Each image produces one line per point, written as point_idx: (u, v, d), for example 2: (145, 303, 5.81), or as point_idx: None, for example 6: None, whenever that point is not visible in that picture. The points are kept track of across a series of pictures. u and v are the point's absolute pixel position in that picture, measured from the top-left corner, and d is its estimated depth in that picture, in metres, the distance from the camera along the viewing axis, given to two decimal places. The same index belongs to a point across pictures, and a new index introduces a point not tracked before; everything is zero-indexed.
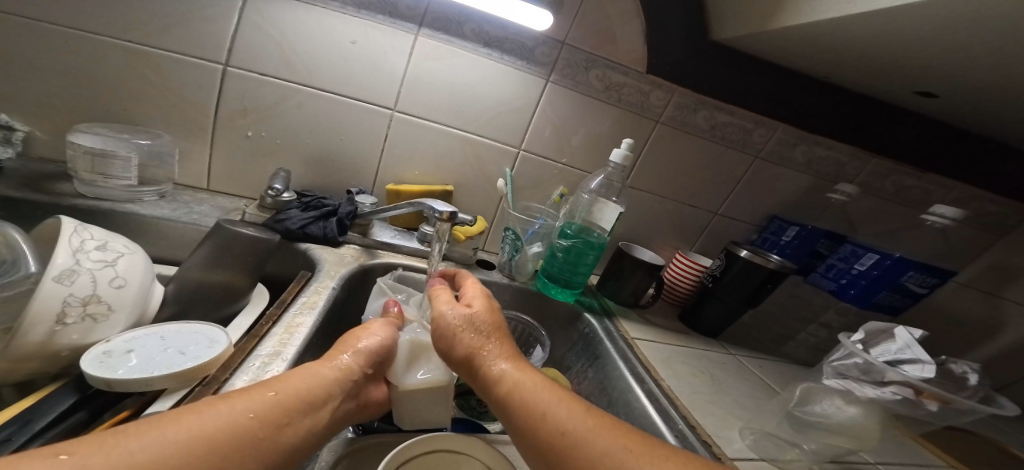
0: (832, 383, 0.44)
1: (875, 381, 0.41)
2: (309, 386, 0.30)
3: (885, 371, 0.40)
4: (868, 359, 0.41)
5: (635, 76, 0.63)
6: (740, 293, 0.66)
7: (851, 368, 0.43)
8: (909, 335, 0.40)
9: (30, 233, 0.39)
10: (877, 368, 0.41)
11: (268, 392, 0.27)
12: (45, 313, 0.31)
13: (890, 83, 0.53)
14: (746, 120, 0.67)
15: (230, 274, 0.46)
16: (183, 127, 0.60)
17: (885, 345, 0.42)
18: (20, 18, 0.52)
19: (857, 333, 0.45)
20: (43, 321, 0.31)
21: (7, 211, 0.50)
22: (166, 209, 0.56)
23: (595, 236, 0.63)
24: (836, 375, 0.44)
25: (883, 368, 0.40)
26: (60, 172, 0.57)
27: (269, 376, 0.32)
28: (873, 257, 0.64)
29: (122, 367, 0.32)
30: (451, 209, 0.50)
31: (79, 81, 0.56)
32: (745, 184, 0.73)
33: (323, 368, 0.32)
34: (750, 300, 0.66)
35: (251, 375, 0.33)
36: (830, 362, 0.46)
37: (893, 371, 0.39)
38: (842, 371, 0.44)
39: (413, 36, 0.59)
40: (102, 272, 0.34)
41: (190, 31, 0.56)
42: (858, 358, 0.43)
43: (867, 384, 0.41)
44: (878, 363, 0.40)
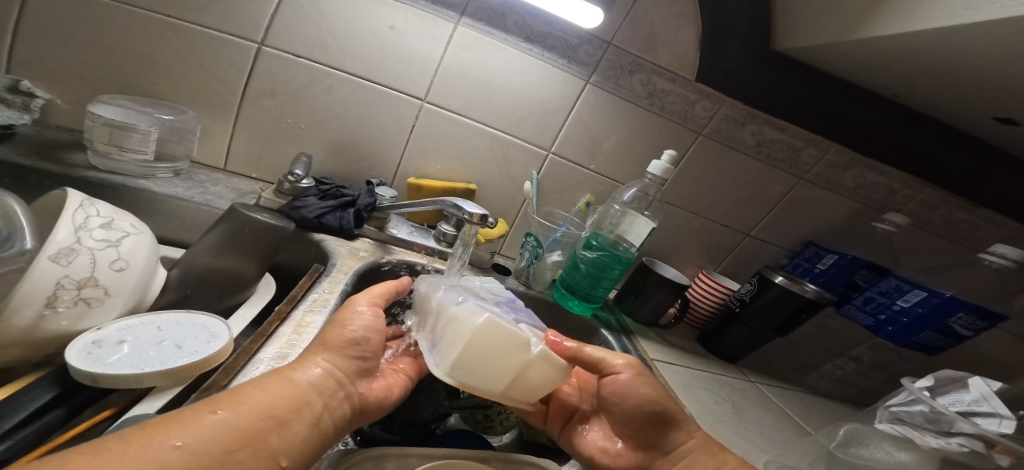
0: (888, 428, 0.41)
1: (942, 432, 0.37)
2: (273, 399, 0.26)
3: (955, 420, 0.35)
4: (936, 406, 0.37)
5: (682, 83, 0.59)
6: (772, 320, 0.62)
7: (915, 415, 0.39)
8: (987, 387, 0.36)
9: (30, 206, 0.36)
10: (946, 417, 0.36)
11: (212, 414, 0.23)
12: (35, 295, 0.28)
13: (965, 105, 0.48)
14: (796, 138, 0.63)
15: (240, 261, 0.43)
16: (205, 104, 0.58)
17: (959, 395, 0.38)
18: None
19: (925, 380, 0.42)
20: (32, 304, 0.28)
21: (17, 179, 0.48)
22: (179, 187, 0.54)
23: (622, 250, 0.60)
24: (894, 420, 0.41)
25: (951, 417, 0.36)
26: (75, 142, 0.55)
27: None
28: (919, 294, 0.59)
29: (113, 360, 0.29)
30: (484, 212, 0.46)
31: (104, 49, 0.54)
32: (783, 206, 0.68)
33: (287, 376, 0.28)
34: (780, 328, 0.62)
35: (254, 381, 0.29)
36: (889, 406, 0.42)
37: (964, 421, 0.35)
38: (903, 418, 0.40)
39: (453, 25, 0.56)
40: (103, 253, 0.32)
41: (226, 6, 0.54)
42: (925, 405, 0.38)
43: (931, 433, 0.37)
44: (947, 411, 0.36)
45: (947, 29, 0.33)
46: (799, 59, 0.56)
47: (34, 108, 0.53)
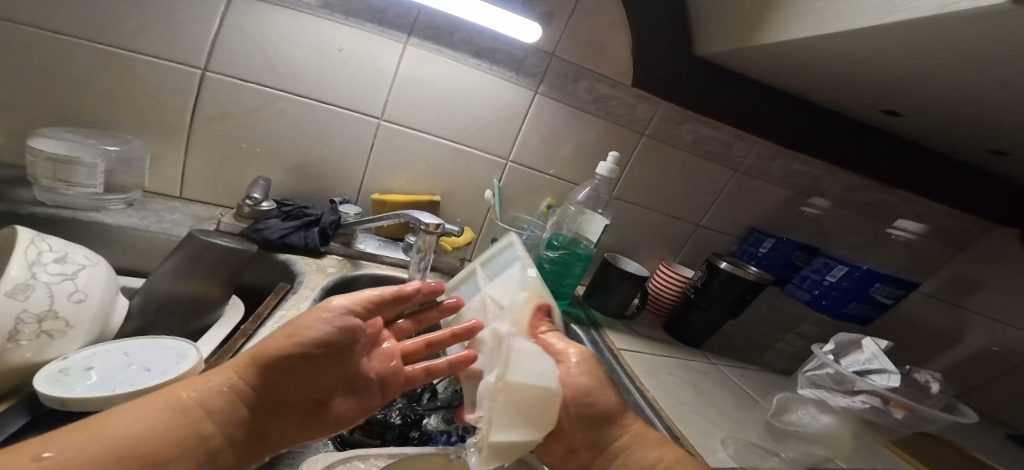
0: (807, 392, 0.46)
1: (846, 391, 0.44)
2: (144, 430, 0.25)
3: (856, 381, 0.42)
4: (840, 369, 0.44)
5: (622, 89, 0.64)
6: (722, 302, 0.67)
7: (826, 379, 0.45)
8: (875, 347, 0.44)
9: None
10: (848, 378, 0.43)
11: (40, 455, 0.22)
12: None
13: (859, 101, 0.55)
14: (728, 134, 0.69)
15: (202, 284, 0.44)
16: (157, 132, 0.58)
17: (855, 355, 0.45)
18: None
19: (828, 344, 0.48)
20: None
21: None
22: (135, 217, 0.53)
23: (582, 247, 0.65)
24: (812, 385, 0.47)
25: (854, 378, 0.43)
26: (17, 177, 0.53)
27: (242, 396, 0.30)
28: (843, 268, 0.68)
29: (84, 386, 0.29)
30: (439, 221, 0.51)
31: (42, 80, 0.53)
32: (725, 197, 0.75)
33: (175, 397, 0.28)
34: (732, 310, 0.67)
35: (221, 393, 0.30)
36: (805, 372, 0.48)
37: (863, 381, 0.42)
38: (817, 382, 0.46)
39: (403, 44, 0.59)
40: (60, 286, 0.32)
41: (169, 32, 0.54)
42: (830, 369, 0.45)
43: (839, 394, 0.44)
44: (849, 373, 0.43)
45: (824, 43, 0.39)
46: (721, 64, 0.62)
47: None
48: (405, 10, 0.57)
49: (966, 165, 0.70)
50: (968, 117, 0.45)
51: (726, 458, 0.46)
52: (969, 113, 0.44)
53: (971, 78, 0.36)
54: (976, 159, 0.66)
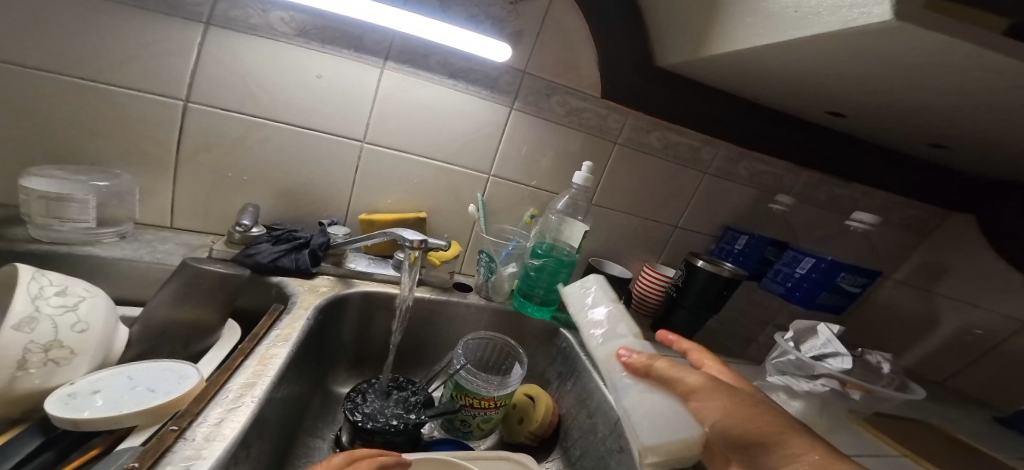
0: (776, 379, 0.56)
1: (808, 375, 0.54)
2: None
3: (816, 366, 0.52)
4: (800, 357, 0.53)
5: (592, 101, 0.68)
6: (701, 299, 0.70)
7: (789, 366, 0.55)
8: (828, 332, 0.53)
9: None
10: (808, 364, 0.53)
11: None
12: (6, 360, 0.30)
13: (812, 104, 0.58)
14: (694, 139, 0.73)
15: (199, 309, 0.46)
16: (146, 165, 0.60)
17: (812, 341, 0.55)
18: None
19: (789, 333, 0.57)
20: (5, 368, 0.30)
21: None
22: (128, 249, 0.55)
23: (565, 254, 0.68)
24: (778, 372, 0.57)
25: (814, 365, 0.52)
26: (12, 217, 0.55)
27: (244, 408, 0.33)
28: (810, 261, 0.72)
29: (93, 408, 0.31)
30: (422, 237, 0.54)
31: (32, 120, 0.54)
32: (698, 198, 0.78)
33: None
34: (712, 306, 0.70)
35: (224, 406, 0.33)
36: (772, 361, 0.58)
37: (821, 366, 0.51)
38: (782, 369, 0.56)
39: (380, 69, 0.62)
40: (63, 317, 0.34)
41: (150, 65, 0.56)
42: (792, 355, 0.55)
43: (803, 379, 0.54)
44: (809, 360, 0.53)
45: (765, 57, 0.43)
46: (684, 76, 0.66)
47: None
48: (380, 36, 0.60)
49: (915, 158, 0.76)
50: (902, 117, 0.50)
51: None
52: (902, 113, 0.49)
53: (893, 85, 0.40)
54: (921, 153, 0.71)
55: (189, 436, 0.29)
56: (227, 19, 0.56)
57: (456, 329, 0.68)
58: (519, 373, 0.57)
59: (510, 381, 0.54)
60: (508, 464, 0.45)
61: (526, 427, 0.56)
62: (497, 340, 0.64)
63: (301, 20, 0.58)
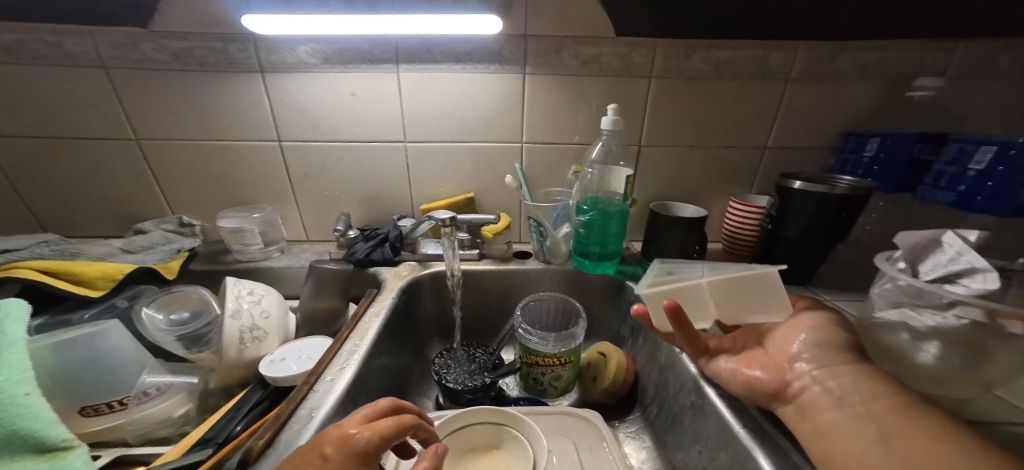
0: (887, 314, 0.42)
1: (934, 306, 0.39)
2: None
3: (941, 292, 0.37)
4: (914, 281, 0.40)
5: (608, 44, 0.60)
6: (812, 227, 0.55)
7: (904, 295, 0.41)
8: (959, 242, 0.41)
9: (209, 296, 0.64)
10: (933, 292, 0.38)
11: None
12: (233, 338, 0.53)
13: None
14: (756, 47, 0.58)
15: (329, 299, 0.68)
16: (276, 197, 0.80)
17: (937, 257, 0.42)
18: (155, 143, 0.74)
19: (898, 250, 0.45)
20: (234, 343, 0.53)
21: (210, 281, 0.77)
22: (287, 260, 0.78)
23: (614, 205, 0.63)
24: (891, 305, 0.43)
25: (939, 290, 0.38)
26: (225, 248, 0.83)
27: (350, 367, 0.48)
28: (990, 150, 0.49)
29: (282, 370, 0.52)
30: (450, 214, 0.62)
31: (206, 180, 0.78)
32: (784, 113, 0.62)
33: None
34: (830, 234, 0.55)
35: (338, 367, 0.48)
36: (881, 292, 0.44)
37: (947, 291, 0.37)
38: (894, 301, 0.42)
39: (396, 74, 0.66)
40: (254, 310, 0.56)
41: (245, 121, 0.71)
42: (904, 281, 0.41)
43: (925, 312, 0.39)
44: (927, 286, 0.39)
45: None
46: (701, 18, 0.51)
47: (197, 231, 0.79)
48: (384, 45, 0.63)
49: None
50: None
51: None
52: None
53: None
54: None
55: (317, 387, 0.44)
56: (273, 65, 0.66)
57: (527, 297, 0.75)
58: (584, 328, 0.60)
59: (570, 336, 0.59)
60: (573, 419, 0.50)
61: (598, 385, 0.60)
62: (553, 300, 0.68)
63: (321, 50, 0.64)
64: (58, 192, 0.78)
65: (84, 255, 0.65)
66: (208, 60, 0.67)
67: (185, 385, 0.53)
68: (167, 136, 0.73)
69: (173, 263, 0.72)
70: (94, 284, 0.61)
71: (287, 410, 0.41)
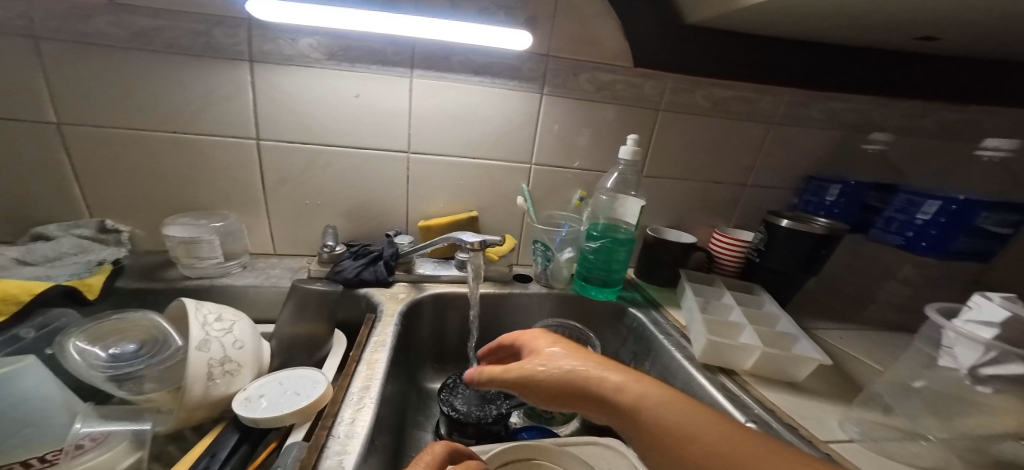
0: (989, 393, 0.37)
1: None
2: None
3: None
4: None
5: (623, 72, 0.65)
6: (791, 260, 0.66)
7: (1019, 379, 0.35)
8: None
9: (168, 314, 0.49)
10: None
11: None
12: (199, 374, 0.40)
13: (884, 30, 0.51)
14: (746, 90, 0.68)
15: (314, 325, 0.58)
16: (243, 203, 0.69)
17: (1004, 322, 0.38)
18: (88, 127, 0.60)
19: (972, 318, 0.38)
20: (200, 379, 0.40)
21: (142, 301, 0.62)
22: (252, 277, 0.67)
23: (622, 232, 0.67)
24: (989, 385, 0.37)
25: None
26: (165, 260, 0.68)
27: (371, 405, 0.40)
28: (935, 203, 0.63)
29: (262, 409, 0.41)
30: (480, 238, 0.59)
31: (151, 177, 0.65)
32: (767, 151, 0.73)
33: None
34: (805, 265, 0.65)
35: (355, 406, 0.40)
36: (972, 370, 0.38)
37: None
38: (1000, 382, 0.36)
39: (408, 78, 0.63)
40: (225, 338, 0.44)
41: (222, 113, 0.62)
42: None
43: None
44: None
45: None
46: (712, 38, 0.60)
47: (125, 240, 0.64)
48: (399, 46, 0.61)
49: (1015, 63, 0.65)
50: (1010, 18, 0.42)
51: (836, 429, 0.45)
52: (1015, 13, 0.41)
53: None
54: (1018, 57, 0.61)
55: (336, 433, 0.37)
56: (265, 55, 0.60)
57: (530, 319, 0.73)
58: None
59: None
60: (598, 448, 0.47)
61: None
62: (563, 325, 0.67)
63: (326, 44, 0.60)
64: None
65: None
66: (185, 43, 0.58)
67: (131, 433, 0.38)
68: (109, 120, 0.60)
69: (94, 280, 0.56)
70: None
71: (310, 462, 0.33)
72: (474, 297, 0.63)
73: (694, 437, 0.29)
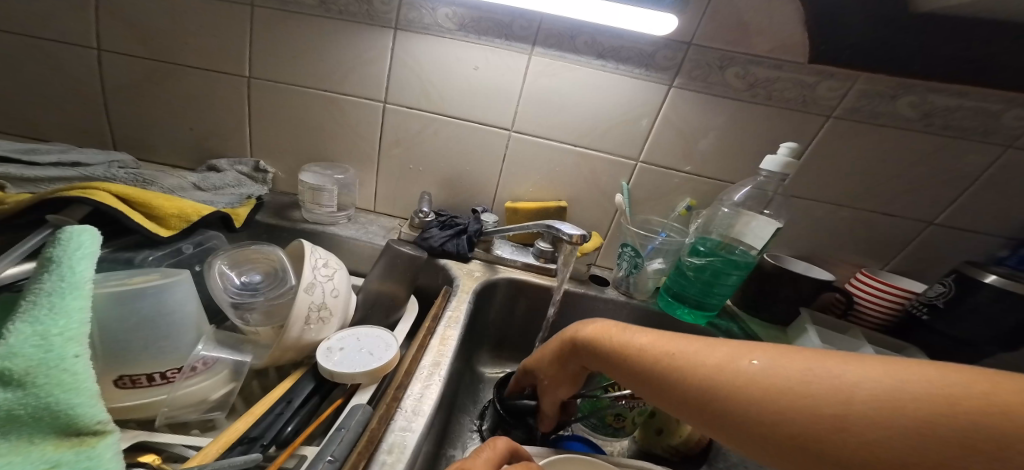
0: None
1: None
2: None
3: None
4: None
5: (791, 68, 0.55)
6: (982, 331, 0.50)
7: None
8: None
9: (286, 250, 0.53)
10: None
11: None
12: (301, 315, 0.44)
13: None
14: (978, 103, 0.53)
15: (395, 284, 0.60)
16: (359, 160, 0.76)
17: None
18: (257, 80, 0.71)
19: None
20: (300, 322, 0.44)
21: (270, 234, 0.72)
22: (354, 230, 0.74)
23: (737, 254, 0.58)
24: None
25: None
26: (292, 202, 0.79)
27: (437, 384, 0.41)
28: None
29: (338, 362, 0.44)
30: (580, 232, 0.54)
31: (297, 128, 0.74)
32: (983, 187, 0.56)
33: None
34: (1006, 345, 0.49)
35: (423, 381, 0.41)
36: None
37: None
38: None
39: (528, 55, 0.61)
40: (327, 285, 0.47)
41: (359, 76, 0.68)
42: None
43: None
44: None
45: None
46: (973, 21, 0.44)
47: (268, 180, 0.76)
48: (528, 21, 0.59)
49: None
50: None
51: None
52: None
53: None
54: None
55: (403, 406, 0.38)
56: (409, 23, 0.63)
57: None
58: None
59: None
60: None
61: (666, 440, 0.53)
62: None
63: (461, 15, 0.61)
64: (143, 98, 0.74)
65: (157, 184, 0.60)
66: (350, 9, 0.64)
67: (232, 364, 0.43)
68: (276, 73, 0.70)
69: (241, 211, 0.67)
70: (168, 222, 0.54)
71: (378, 431, 0.35)
72: (560, 289, 0.60)
73: (742, 386, 0.30)
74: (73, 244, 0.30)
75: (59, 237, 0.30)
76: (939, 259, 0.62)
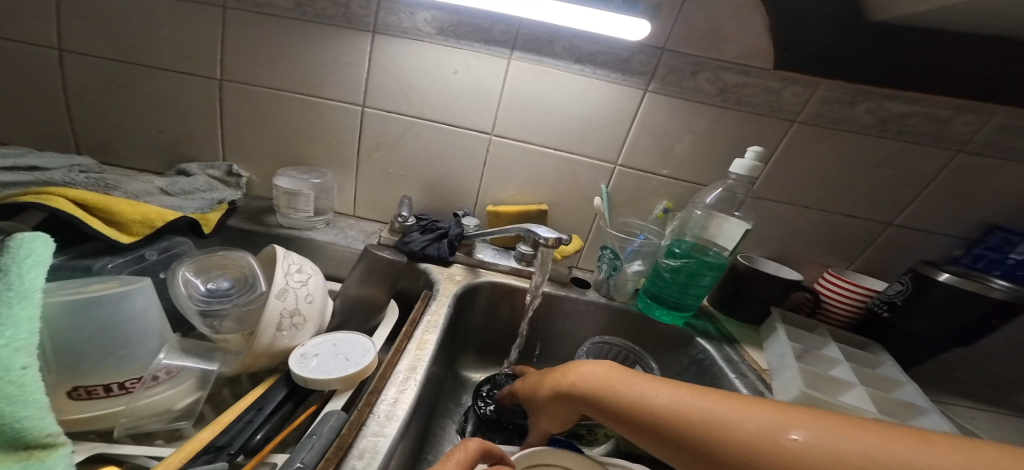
0: None
1: None
2: None
3: None
4: None
5: (759, 74, 0.58)
6: (937, 324, 0.53)
7: None
8: None
9: (259, 255, 0.51)
10: None
11: None
12: (271, 323, 0.43)
13: None
14: (931, 109, 0.56)
15: (375, 290, 0.59)
16: (338, 164, 0.75)
17: None
18: (230, 82, 0.69)
19: None
20: (270, 329, 0.43)
21: (245, 239, 0.70)
22: (332, 235, 0.73)
23: (711, 255, 0.59)
24: None
25: None
26: (268, 207, 0.77)
27: (414, 389, 0.41)
28: None
29: (312, 369, 0.42)
30: (557, 235, 0.54)
31: (272, 130, 0.73)
32: (939, 189, 0.60)
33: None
34: (959, 336, 0.52)
35: (398, 386, 0.41)
36: None
37: None
38: None
39: (507, 59, 0.62)
40: (300, 290, 0.46)
41: (337, 78, 0.67)
42: None
43: None
44: None
45: None
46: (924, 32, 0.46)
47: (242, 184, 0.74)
48: (507, 26, 0.60)
49: None
50: None
51: None
52: None
53: None
54: None
55: (377, 412, 0.37)
56: (387, 27, 0.63)
57: (584, 333, 0.68)
58: None
59: None
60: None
61: None
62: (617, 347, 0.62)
63: (440, 19, 0.61)
64: (109, 100, 0.71)
65: (120, 189, 0.56)
66: (326, 13, 0.63)
67: (198, 372, 0.41)
68: (250, 75, 0.68)
69: (212, 215, 0.64)
70: (131, 228, 0.52)
71: (348, 437, 0.34)
72: (538, 292, 0.61)
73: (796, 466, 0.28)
74: (23, 252, 0.30)
75: (10, 244, 0.30)
76: (902, 257, 0.65)
